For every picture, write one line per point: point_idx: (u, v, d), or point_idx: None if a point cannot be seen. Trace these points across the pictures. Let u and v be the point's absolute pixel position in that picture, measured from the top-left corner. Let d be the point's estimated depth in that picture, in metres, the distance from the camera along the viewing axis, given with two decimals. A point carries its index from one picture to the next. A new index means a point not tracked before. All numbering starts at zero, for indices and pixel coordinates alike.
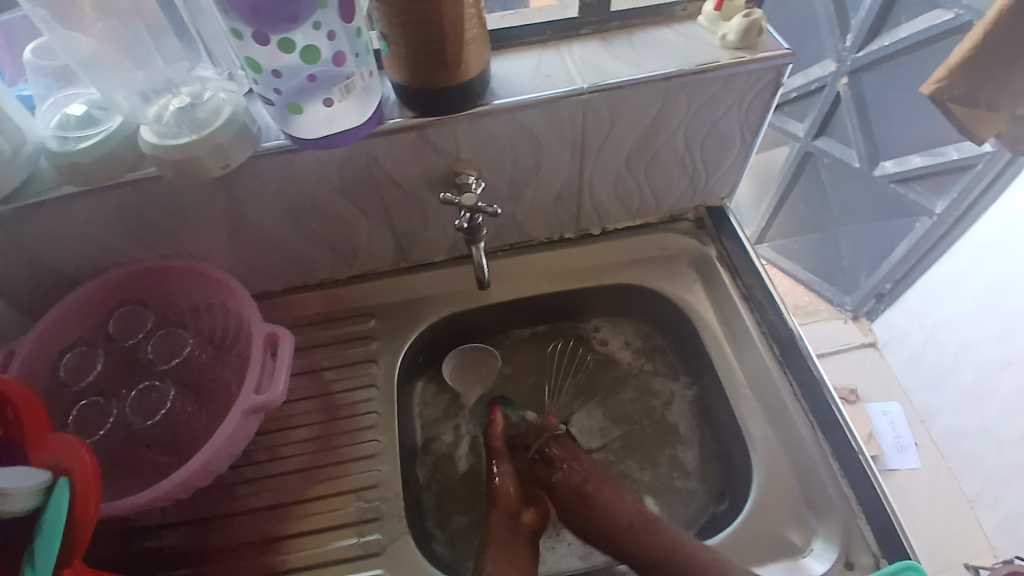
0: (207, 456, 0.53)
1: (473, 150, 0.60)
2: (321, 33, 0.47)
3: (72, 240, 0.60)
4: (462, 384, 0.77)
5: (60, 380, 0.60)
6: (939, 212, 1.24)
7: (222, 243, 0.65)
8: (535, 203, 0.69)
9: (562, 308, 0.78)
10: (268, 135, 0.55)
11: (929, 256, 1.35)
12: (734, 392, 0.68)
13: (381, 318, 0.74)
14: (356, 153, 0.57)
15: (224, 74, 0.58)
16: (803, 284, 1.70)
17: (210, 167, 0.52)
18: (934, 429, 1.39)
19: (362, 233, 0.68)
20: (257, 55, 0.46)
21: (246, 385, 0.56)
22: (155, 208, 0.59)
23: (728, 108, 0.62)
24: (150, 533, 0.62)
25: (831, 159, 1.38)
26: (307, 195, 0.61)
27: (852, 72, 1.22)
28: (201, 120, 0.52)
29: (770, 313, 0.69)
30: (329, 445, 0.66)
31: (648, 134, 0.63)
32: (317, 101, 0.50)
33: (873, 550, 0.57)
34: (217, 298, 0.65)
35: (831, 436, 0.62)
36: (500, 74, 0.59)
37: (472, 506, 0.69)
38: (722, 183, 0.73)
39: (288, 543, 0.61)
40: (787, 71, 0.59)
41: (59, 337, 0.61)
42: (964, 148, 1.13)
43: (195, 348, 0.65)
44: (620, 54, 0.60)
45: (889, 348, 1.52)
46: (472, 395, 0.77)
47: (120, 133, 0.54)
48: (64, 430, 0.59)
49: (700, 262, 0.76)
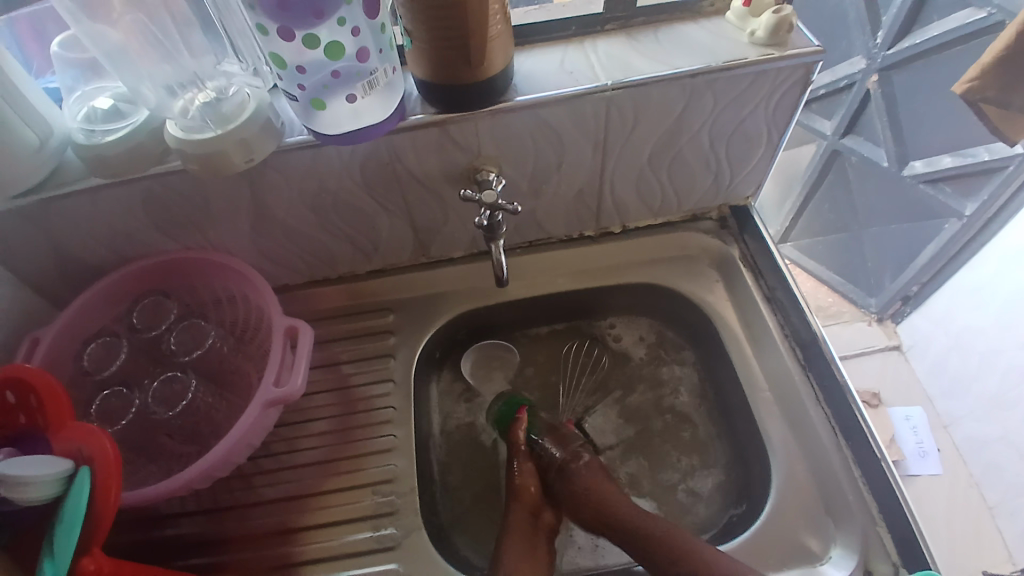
0: (227, 447, 0.54)
1: (495, 146, 0.59)
2: (346, 28, 0.46)
3: (97, 231, 0.61)
4: (479, 380, 0.76)
5: (84, 369, 0.62)
6: (969, 214, 1.22)
7: (244, 236, 0.66)
8: (555, 200, 0.69)
9: (579, 305, 0.78)
10: (292, 130, 0.56)
11: (957, 259, 1.32)
12: (754, 395, 0.67)
13: (400, 312, 0.74)
14: (378, 149, 0.57)
15: (248, 70, 0.57)
16: (826, 284, 1.67)
17: (235, 162, 0.53)
18: (957, 436, 1.37)
19: (382, 228, 0.68)
20: (281, 51, 0.46)
21: (265, 378, 0.56)
22: (178, 201, 0.59)
23: (755, 106, 0.61)
24: (171, 520, 0.63)
25: (859, 159, 1.34)
26: (329, 190, 0.61)
27: (882, 70, 1.18)
28: (225, 114, 0.52)
29: (793, 316, 0.69)
30: (346, 439, 0.66)
31: (672, 132, 0.62)
32: (340, 97, 0.50)
33: (892, 559, 0.56)
34: (239, 290, 0.65)
35: (852, 442, 0.61)
36: (524, 69, 0.58)
37: (487, 503, 0.69)
38: (747, 182, 0.72)
39: (305, 535, 0.62)
40: (817, 69, 0.57)
41: (84, 327, 0.62)
42: (996, 150, 1.11)
43: (217, 339, 0.65)
44: (646, 51, 0.59)
45: (914, 352, 1.49)
46: (488, 390, 0.76)
47: (145, 127, 0.55)
48: (88, 419, 0.60)
49: (722, 262, 0.74)
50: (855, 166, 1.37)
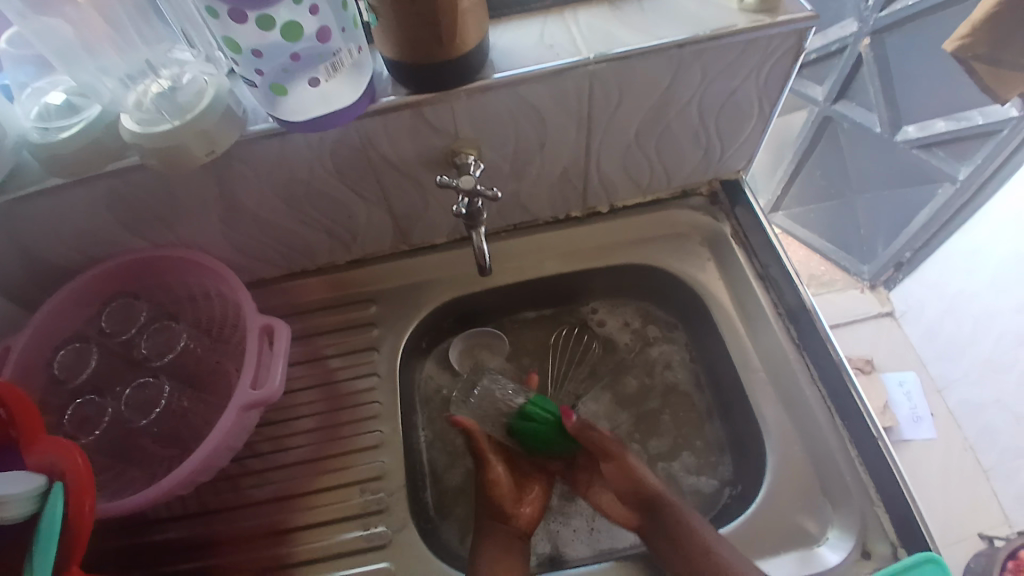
0: (203, 455, 0.51)
1: (473, 127, 0.56)
2: (304, 8, 0.43)
3: (61, 233, 0.58)
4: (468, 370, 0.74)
5: (56, 377, 0.59)
6: (963, 178, 1.19)
7: (215, 231, 0.63)
8: (539, 181, 0.66)
9: (565, 289, 0.75)
10: (255, 118, 0.52)
11: (951, 224, 1.31)
12: (747, 375, 0.66)
13: (383, 303, 0.72)
14: (350, 134, 0.54)
15: (201, 56, 0.53)
16: (818, 252, 1.65)
17: (195, 154, 0.49)
18: (951, 400, 1.38)
19: (360, 217, 0.65)
20: (235, 34, 0.43)
21: (242, 380, 0.54)
22: (144, 198, 0.56)
23: (745, 77, 0.58)
24: (157, 526, 0.61)
25: (851, 125, 1.31)
26: (300, 179, 0.58)
27: (875, 33, 1.14)
28: (183, 104, 0.49)
29: (787, 293, 0.67)
30: (331, 436, 0.65)
31: (660, 105, 0.59)
32: (302, 80, 0.47)
33: (891, 539, 0.55)
34: (215, 288, 0.62)
35: (848, 421, 0.60)
36: (501, 44, 0.55)
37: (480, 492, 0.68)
38: (738, 156, 0.69)
39: (295, 536, 0.60)
40: (811, 35, 0.54)
41: (54, 332, 0.59)
42: (990, 112, 1.08)
43: (189, 340, 0.63)
44: (630, 20, 0.56)
45: (907, 319, 1.49)
46: None
47: (103, 121, 0.51)
48: (60, 430, 0.58)
49: (713, 239, 0.72)
50: (847, 132, 1.33)
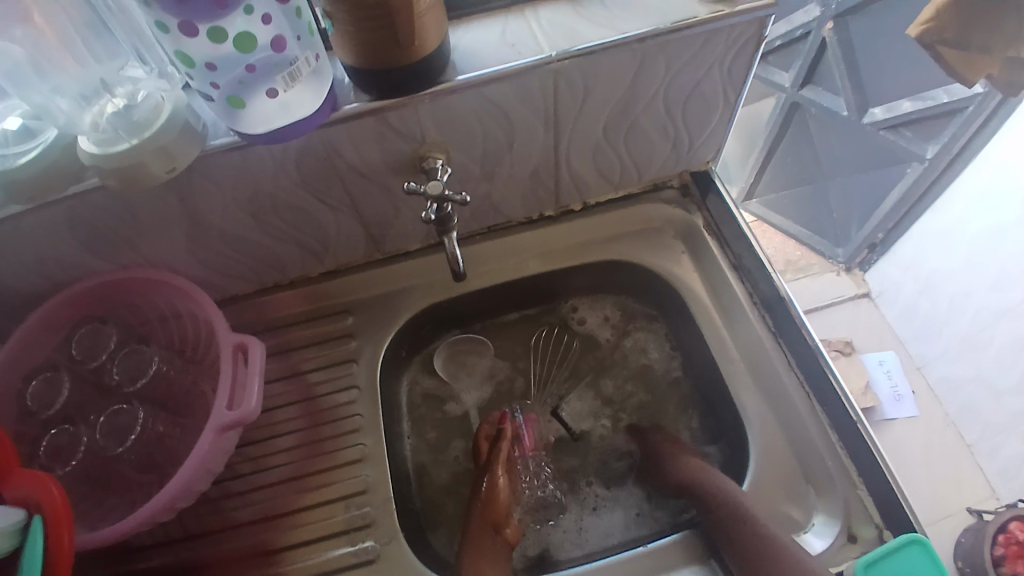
0: (179, 482, 0.50)
1: (439, 131, 0.56)
2: (256, 17, 0.42)
3: (20, 261, 0.56)
4: (452, 377, 0.74)
5: (27, 409, 0.57)
6: (931, 157, 1.21)
7: (182, 250, 0.61)
8: (510, 181, 0.65)
9: (544, 289, 0.75)
10: (216, 132, 0.51)
11: (921, 204, 1.33)
12: (725, 364, 0.66)
13: (359, 314, 0.71)
14: (313, 144, 0.53)
15: (154, 73, 0.51)
16: (794, 238, 1.66)
17: (155, 172, 0.48)
18: (930, 376, 1.40)
19: (330, 227, 0.64)
20: (187, 48, 0.42)
21: (217, 402, 0.52)
22: (103, 220, 0.55)
23: (710, 66, 0.58)
24: (139, 554, 0.60)
25: (819, 110, 1.31)
26: (264, 192, 0.57)
27: (838, 17, 1.14)
28: (138, 122, 0.48)
29: (761, 282, 0.67)
30: (314, 452, 0.64)
31: (625, 101, 0.59)
32: (260, 92, 0.46)
33: (875, 522, 0.56)
34: (185, 307, 0.61)
35: (827, 408, 0.60)
36: (462, 46, 0.54)
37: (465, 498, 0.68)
38: (708, 146, 0.69)
39: (281, 556, 0.59)
40: (770, 23, 0.55)
41: (22, 363, 0.57)
42: (954, 91, 1.10)
43: (162, 363, 0.61)
44: (591, 16, 0.55)
45: (884, 299, 1.51)
46: (461, 386, 0.74)
47: (58, 143, 0.50)
48: (35, 461, 0.56)
49: (687, 232, 0.72)
50: (816, 118, 1.34)
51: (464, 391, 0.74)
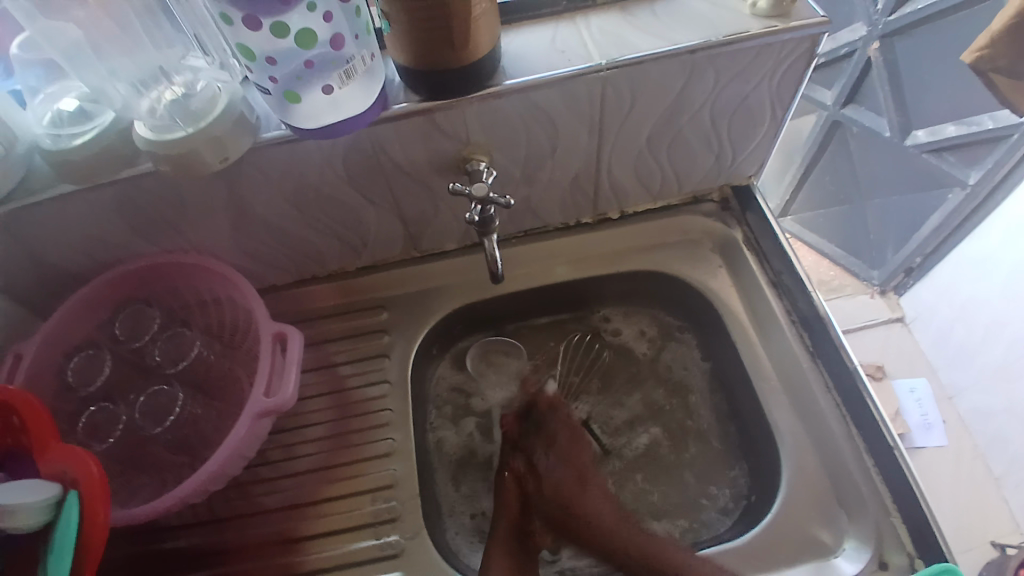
0: (215, 465, 0.51)
1: (485, 133, 0.56)
2: (317, 15, 0.43)
3: (72, 240, 0.58)
4: (482, 375, 0.74)
5: (68, 384, 0.59)
6: (973, 182, 1.19)
7: (226, 238, 0.63)
8: (550, 185, 0.66)
9: (576, 295, 0.75)
10: (268, 124, 0.52)
11: (960, 231, 1.30)
12: (760, 380, 0.65)
13: (393, 310, 0.71)
14: (362, 141, 0.54)
15: (215, 64, 0.53)
16: (828, 258, 1.63)
17: (208, 161, 0.49)
18: (961, 406, 1.37)
19: (370, 223, 0.65)
20: (249, 40, 0.43)
21: (255, 388, 0.53)
22: (154, 205, 0.56)
23: (759, 81, 0.57)
24: (168, 533, 0.61)
25: (860, 129, 1.29)
26: (310, 185, 0.58)
27: (884, 37, 1.13)
28: (195, 111, 0.49)
29: (800, 300, 0.66)
30: (343, 444, 0.64)
31: (672, 110, 0.58)
32: (315, 88, 0.46)
33: (907, 550, 0.55)
34: (225, 293, 0.62)
35: (863, 430, 0.59)
36: (512, 50, 0.55)
37: (489, 496, 0.67)
38: (750, 160, 0.69)
39: (306, 544, 0.60)
40: (823, 41, 0.54)
41: (66, 338, 0.59)
42: (999, 117, 1.08)
43: (202, 347, 0.63)
44: (643, 26, 0.55)
45: (917, 325, 1.48)
46: (487, 381, 0.74)
47: (115, 127, 0.51)
48: (74, 434, 0.58)
49: (725, 246, 0.72)
50: (857, 137, 1.32)
51: (489, 387, 0.74)
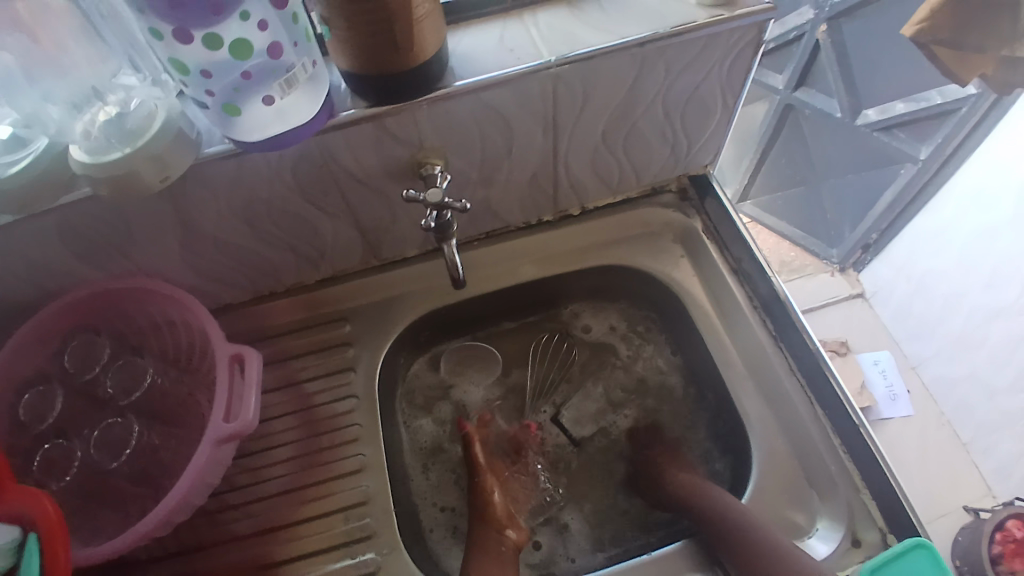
0: (174, 499, 0.49)
1: (437, 137, 0.55)
2: (252, 24, 0.41)
3: (10, 272, 0.55)
4: (453, 375, 0.74)
5: (20, 422, 0.56)
6: (924, 158, 1.22)
7: (175, 259, 0.60)
8: (508, 185, 0.65)
9: (542, 296, 0.75)
10: (210, 139, 0.50)
11: (912, 207, 1.34)
12: (727, 370, 0.66)
13: (357, 321, 0.70)
14: (310, 151, 0.52)
15: (148, 80, 0.50)
16: (788, 239, 1.67)
17: (148, 181, 0.47)
18: (924, 376, 1.41)
19: (327, 234, 0.64)
20: (182, 54, 0.41)
21: (214, 414, 0.51)
22: (96, 230, 0.54)
23: (709, 70, 0.57)
24: (136, 569, 0.58)
25: (813, 111, 1.31)
26: (259, 200, 0.56)
27: (831, 20, 1.14)
28: (132, 130, 0.47)
29: (760, 285, 0.66)
30: (312, 463, 0.63)
31: (625, 104, 0.58)
32: (255, 100, 0.45)
33: (879, 526, 0.56)
34: (179, 316, 0.60)
35: (829, 411, 0.60)
36: (460, 50, 0.54)
37: (456, 488, 0.69)
38: (706, 149, 0.69)
39: (280, 569, 0.58)
40: (769, 27, 0.54)
41: (14, 375, 0.56)
42: (948, 92, 1.11)
43: (157, 376, 0.61)
44: (590, 21, 0.55)
45: (877, 298, 1.52)
46: (464, 385, 0.75)
47: (50, 151, 0.48)
48: (29, 474, 0.55)
49: (686, 236, 0.72)
50: (809, 119, 1.34)
51: (470, 386, 0.75)
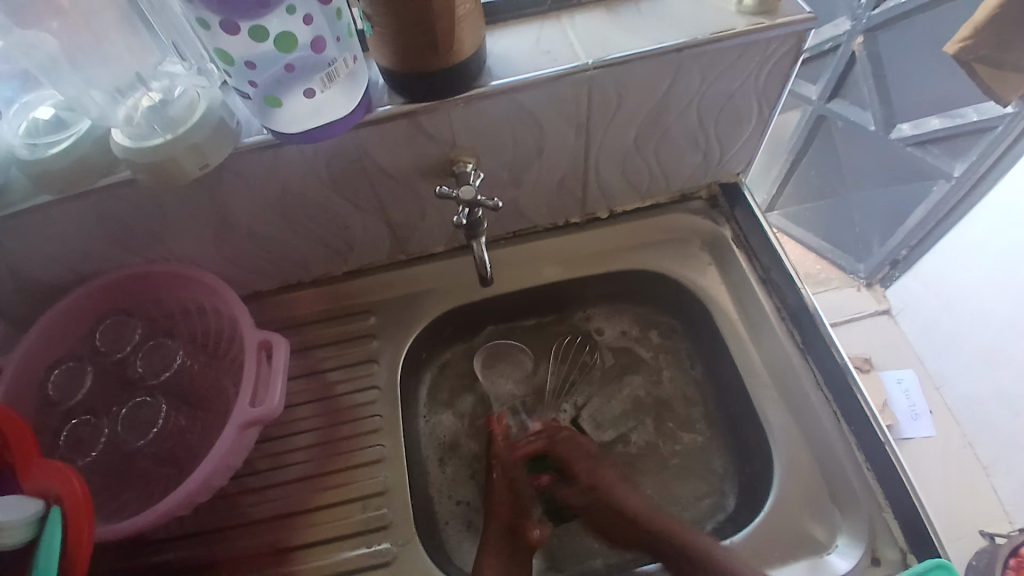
0: (201, 476, 0.50)
1: (470, 135, 0.56)
2: (297, 18, 0.42)
3: (50, 252, 0.57)
4: (490, 378, 0.73)
5: (49, 398, 0.58)
6: (958, 175, 1.19)
7: (209, 245, 0.62)
8: (538, 186, 0.65)
9: (561, 297, 0.75)
10: (249, 129, 0.51)
11: (944, 224, 1.32)
12: (751, 380, 0.65)
13: (381, 314, 0.71)
14: (345, 146, 0.53)
15: (192, 69, 0.52)
16: (815, 251, 1.65)
17: (187, 169, 0.48)
18: (948, 396, 1.39)
19: (357, 227, 0.64)
20: (227, 45, 0.42)
21: (241, 397, 0.52)
22: (134, 214, 0.55)
23: (745, 79, 0.57)
24: (157, 547, 0.60)
25: (845, 123, 1.29)
26: (293, 191, 0.57)
27: (867, 31, 1.13)
28: (173, 118, 0.48)
29: (789, 296, 0.66)
30: (333, 452, 0.63)
31: (660, 109, 0.58)
32: (297, 92, 0.46)
33: (901, 545, 0.55)
34: (209, 302, 0.61)
35: (854, 426, 0.59)
36: (497, 51, 0.54)
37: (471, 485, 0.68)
38: (738, 157, 0.69)
39: (296, 555, 0.59)
40: (808, 38, 0.54)
41: (46, 353, 0.57)
42: (984, 109, 1.08)
43: (186, 358, 0.62)
44: (628, 26, 0.55)
45: (904, 315, 1.50)
46: (495, 386, 0.73)
47: (91, 136, 0.50)
48: (56, 451, 0.57)
49: (714, 244, 0.72)
50: (842, 131, 1.32)
51: (498, 386, 0.73)
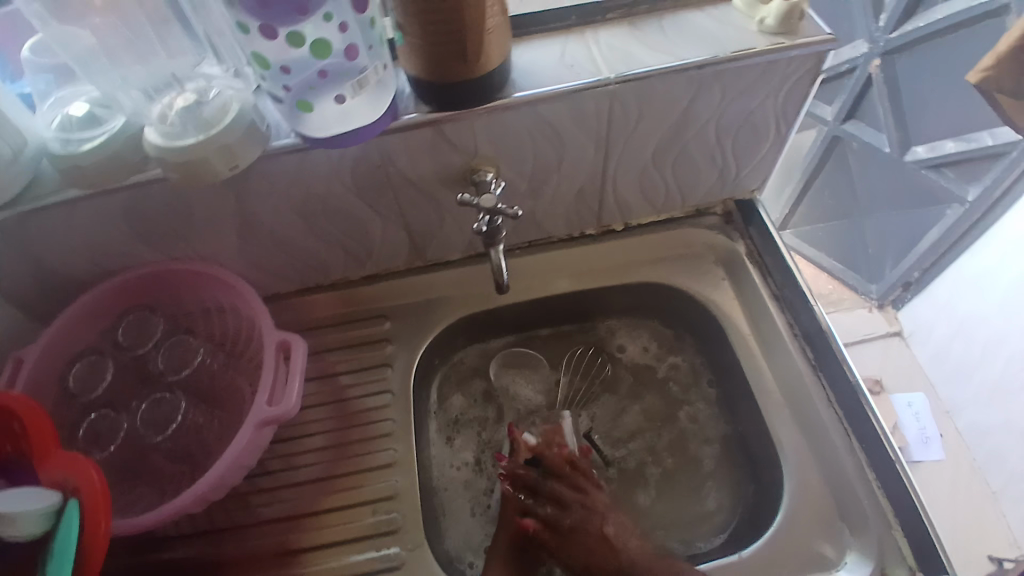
0: (219, 473, 0.50)
1: (492, 145, 0.57)
2: (333, 25, 0.43)
3: (77, 246, 0.58)
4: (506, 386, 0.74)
5: (70, 391, 0.59)
6: (972, 200, 1.20)
7: (231, 246, 0.63)
8: (555, 198, 0.66)
9: (579, 308, 0.75)
10: (278, 134, 0.52)
11: (957, 247, 1.31)
12: (763, 397, 0.65)
13: (396, 320, 0.71)
14: (369, 152, 0.54)
15: (229, 71, 0.53)
16: (827, 272, 1.64)
17: (217, 169, 0.49)
18: (959, 422, 1.38)
19: (376, 233, 0.65)
20: (264, 50, 0.43)
21: (258, 397, 0.53)
22: (160, 212, 0.56)
23: (765, 97, 0.58)
24: (165, 544, 0.60)
25: (860, 144, 1.31)
26: (316, 195, 0.58)
27: (885, 54, 1.14)
28: (207, 119, 0.49)
29: (803, 315, 0.66)
30: (344, 455, 0.64)
31: (680, 125, 0.59)
32: (328, 97, 0.47)
33: (909, 565, 0.54)
34: (228, 301, 0.62)
35: (866, 445, 0.59)
36: (522, 63, 0.55)
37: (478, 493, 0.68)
38: (755, 175, 0.69)
39: (304, 556, 0.59)
40: (829, 58, 0.55)
41: (68, 345, 0.59)
42: (998, 134, 1.09)
43: (206, 356, 0.63)
44: (652, 42, 0.56)
45: (915, 339, 1.49)
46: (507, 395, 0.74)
47: (124, 132, 0.51)
48: (75, 442, 0.58)
49: (729, 261, 0.72)
50: (857, 152, 1.34)
51: (510, 396, 0.74)
